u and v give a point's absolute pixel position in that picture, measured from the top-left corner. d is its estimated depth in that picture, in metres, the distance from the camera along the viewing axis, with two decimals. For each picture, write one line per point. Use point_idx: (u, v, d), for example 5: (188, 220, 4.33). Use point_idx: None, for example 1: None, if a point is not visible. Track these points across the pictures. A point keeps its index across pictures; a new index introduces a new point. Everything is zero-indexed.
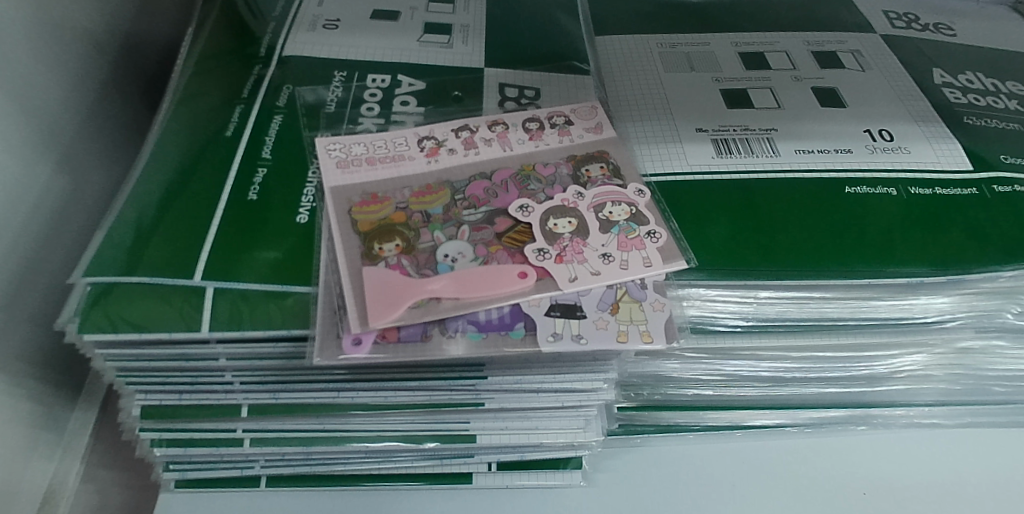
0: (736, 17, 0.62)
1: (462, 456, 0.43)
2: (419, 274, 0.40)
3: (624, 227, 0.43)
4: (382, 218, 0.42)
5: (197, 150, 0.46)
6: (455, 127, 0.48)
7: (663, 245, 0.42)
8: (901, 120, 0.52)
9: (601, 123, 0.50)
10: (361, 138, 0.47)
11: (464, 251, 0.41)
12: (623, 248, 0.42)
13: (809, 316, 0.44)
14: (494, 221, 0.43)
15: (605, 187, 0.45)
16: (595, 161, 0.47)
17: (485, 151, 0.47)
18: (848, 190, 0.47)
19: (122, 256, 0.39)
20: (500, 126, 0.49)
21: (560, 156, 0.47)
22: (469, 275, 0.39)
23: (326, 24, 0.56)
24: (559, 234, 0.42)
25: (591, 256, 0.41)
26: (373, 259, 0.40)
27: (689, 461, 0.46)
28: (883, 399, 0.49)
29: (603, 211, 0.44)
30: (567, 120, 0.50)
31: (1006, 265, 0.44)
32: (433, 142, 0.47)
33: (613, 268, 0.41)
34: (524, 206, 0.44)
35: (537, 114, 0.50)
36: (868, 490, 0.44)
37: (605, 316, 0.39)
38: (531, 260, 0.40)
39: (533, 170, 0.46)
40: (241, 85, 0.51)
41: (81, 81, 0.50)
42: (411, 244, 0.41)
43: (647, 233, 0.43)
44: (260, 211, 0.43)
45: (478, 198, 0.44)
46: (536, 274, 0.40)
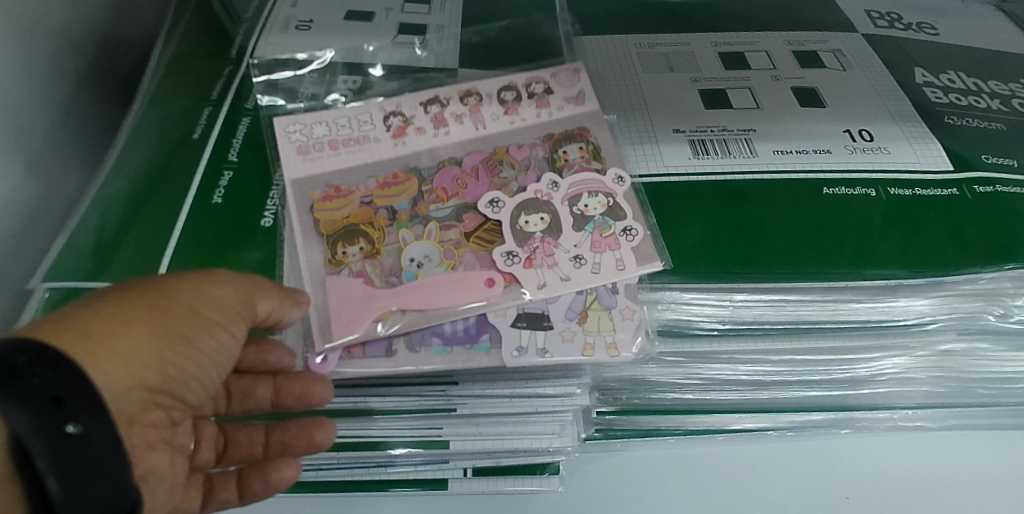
0: (717, 17, 0.61)
1: (434, 462, 0.43)
2: (384, 283, 0.40)
3: (599, 224, 0.43)
4: (345, 216, 0.42)
5: (165, 155, 0.46)
6: (423, 101, 0.48)
7: (638, 245, 0.42)
8: (882, 120, 0.51)
9: (582, 91, 0.49)
10: (322, 117, 0.46)
11: (430, 255, 0.41)
12: (596, 249, 0.42)
13: (786, 319, 0.43)
14: (463, 218, 0.43)
15: (582, 175, 0.45)
16: (574, 140, 0.47)
17: (456, 130, 0.47)
18: (826, 191, 0.47)
19: (85, 265, 0.39)
20: (472, 97, 0.48)
21: (536, 135, 0.47)
22: (432, 284, 0.40)
23: (298, 24, 0.55)
24: (530, 233, 0.42)
25: (560, 259, 0.41)
26: (336, 265, 0.40)
27: (668, 466, 0.45)
28: (866, 402, 0.48)
29: (578, 204, 0.44)
30: (546, 88, 0.49)
31: (986, 267, 0.44)
32: (400, 120, 0.47)
33: (583, 273, 0.41)
34: (495, 201, 0.43)
35: (514, 82, 0.49)
36: (851, 494, 0.44)
37: (572, 326, 0.40)
38: (499, 266, 0.41)
39: (506, 153, 0.46)
40: (210, 88, 0.50)
41: (54, 83, 0.50)
42: (374, 246, 0.41)
43: (623, 231, 0.43)
44: (223, 215, 0.42)
45: (447, 189, 0.44)
46: (504, 280, 0.40)
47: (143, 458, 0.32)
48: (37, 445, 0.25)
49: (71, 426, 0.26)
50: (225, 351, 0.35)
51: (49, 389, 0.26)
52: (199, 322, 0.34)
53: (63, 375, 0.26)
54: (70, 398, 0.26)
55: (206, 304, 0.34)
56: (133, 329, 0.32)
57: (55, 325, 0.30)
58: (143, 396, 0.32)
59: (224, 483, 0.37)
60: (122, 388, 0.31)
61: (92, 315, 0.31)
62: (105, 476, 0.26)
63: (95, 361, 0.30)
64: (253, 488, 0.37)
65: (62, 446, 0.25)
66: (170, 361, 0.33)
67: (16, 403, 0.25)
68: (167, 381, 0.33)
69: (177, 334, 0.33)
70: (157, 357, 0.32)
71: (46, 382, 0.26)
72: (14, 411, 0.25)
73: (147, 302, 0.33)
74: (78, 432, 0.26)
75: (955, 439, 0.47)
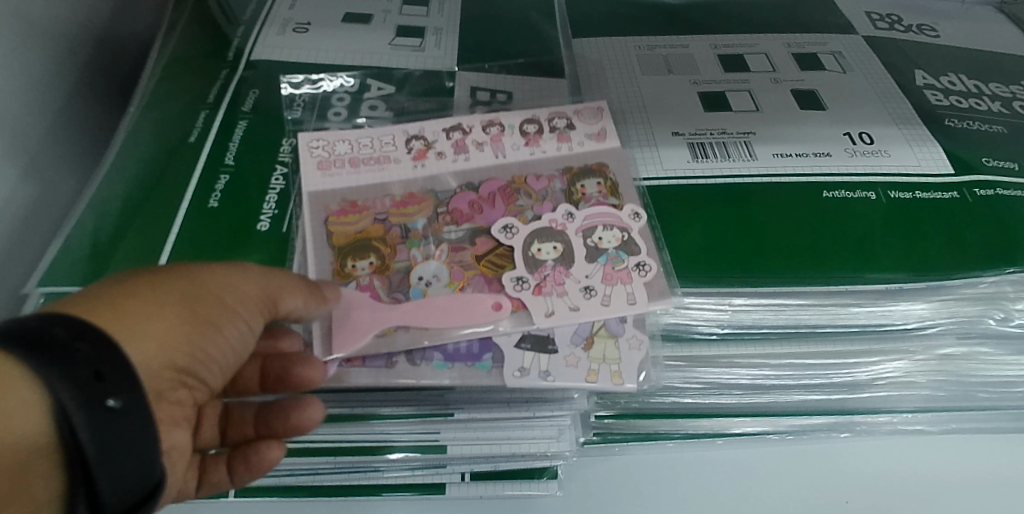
0: (717, 19, 0.61)
1: (433, 466, 0.42)
2: (389, 298, 0.40)
3: (612, 256, 0.42)
4: (358, 230, 0.42)
5: (162, 158, 0.45)
6: (446, 126, 0.47)
7: (651, 281, 0.41)
8: (882, 123, 0.51)
9: (605, 130, 0.48)
10: (346, 135, 0.46)
11: (439, 275, 0.41)
12: (607, 282, 0.41)
13: (786, 323, 0.43)
14: (475, 241, 0.43)
15: (597, 208, 0.44)
16: (591, 175, 0.46)
17: (476, 156, 0.46)
18: (826, 195, 0.47)
19: (80, 268, 0.39)
20: (494, 127, 0.48)
21: (556, 166, 0.47)
22: (437, 303, 0.40)
23: (297, 28, 0.55)
24: (542, 261, 0.42)
25: (570, 288, 0.41)
26: (344, 278, 0.41)
27: (666, 470, 0.44)
28: (867, 406, 0.47)
29: (592, 236, 0.43)
30: (569, 123, 0.49)
31: (987, 271, 0.43)
32: (422, 144, 0.46)
33: (593, 304, 0.40)
34: (508, 227, 0.43)
35: (539, 116, 0.49)
36: (850, 499, 0.43)
37: (577, 352, 0.40)
38: (507, 291, 0.41)
39: (524, 183, 0.46)
40: (208, 91, 0.50)
41: (51, 85, 0.49)
42: (385, 261, 0.41)
43: (636, 265, 0.42)
44: (220, 219, 0.42)
45: (461, 211, 0.44)
46: (512, 306, 0.40)
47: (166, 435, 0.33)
48: (78, 419, 0.24)
49: (112, 400, 0.25)
50: (246, 337, 0.35)
51: (92, 363, 0.25)
52: (222, 309, 0.33)
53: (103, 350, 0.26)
54: (110, 373, 0.26)
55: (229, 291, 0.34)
56: (161, 314, 0.31)
57: (93, 299, 0.30)
58: (170, 377, 0.32)
59: (215, 466, 0.36)
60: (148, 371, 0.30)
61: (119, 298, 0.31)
62: (142, 451, 0.26)
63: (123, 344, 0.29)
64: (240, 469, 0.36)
65: (103, 421, 0.25)
66: (194, 347, 0.32)
67: (59, 372, 0.24)
68: (194, 364, 0.33)
69: (202, 320, 0.32)
70: (187, 341, 0.32)
71: (88, 356, 0.25)
72: (58, 383, 0.24)
73: (171, 287, 0.32)
74: (117, 407, 0.25)
75: (955, 443, 0.46)
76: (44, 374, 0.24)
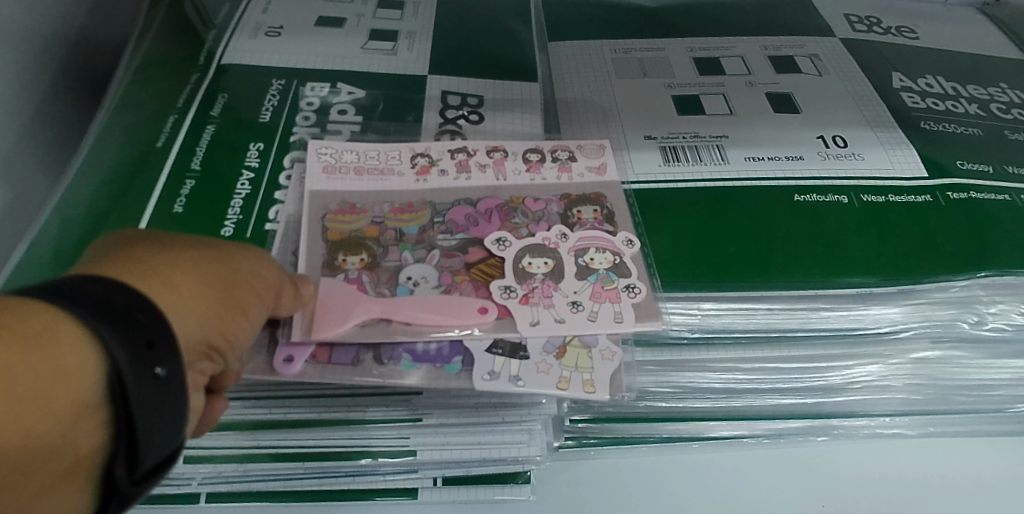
0: (696, 22, 0.61)
1: (404, 471, 0.41)
2: (375, 292, 0.39)
3: (602, 277, 0.41)
4: (354, 229, 0.42)
5: (131, 164, 0.45)
6: (451, 148, 0.48)
7: (640, 302, 0.40)
8: (856, 126, 0.51)
9: (605, 164, 0.48)
10: (353, 146, 0.47)
11: (428, 276, 0.41)
12: (596, 299, 0.40)
13: (756, 327, 0.43)
14: (467, 250, 0.42)
15: (592, 232, 0.44)
16: (589, 203, 0.45)
17: (477, 177, 0.46)
18: (798, 198, 0.47)
19: (46, 275, 0.39)
20: (498, 153, 0.48)
21: (555, 193, 0.46)
22: (426, 301, 0.39)
23: (269, 31, 0.55)
24: (532, 274, 0.41)
25: (559, 300, 0.40)
26: (333, 270, 0.40)
27: (639, 475, 0.43)
28: (844, 409, 0.45)
29: (583, 257, 0.42)
30: (571, 156, 0.48)
31: (958, 275, 0.43)
32: (426, 161, 0.47)
33: (579, 318, 0.39)
34: (502, 241, 0.43)
35: (540, 146, 0.49)
36: (827, 502, 0.41)
37: (549, 359, 0.38)
38: (495, 297, 0.40)
39: (522, 203, 0.45)
40: (179, 95, 0.50)
41: (25, 89, 0.49)
42: (376, 259, 0.41)
43: (626, 287, 0.41)
44: (185, 225, 0.42)
45: (457, 225, 0.43)
46: (497, 311, 0.39)
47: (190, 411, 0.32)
48: (132, 386, 0.24)
49: (161, 369, 0.25)
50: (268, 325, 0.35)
51: (147, 332, 0.25)
52: (253, 291, 0.33)
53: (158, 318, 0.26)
54: (163, 342, 0.26)
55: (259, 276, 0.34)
56: (195, 288, 0.31)
57: (131, 267, 0.29)
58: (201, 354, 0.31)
59: None
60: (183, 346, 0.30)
61: (157, 266, 0.30)
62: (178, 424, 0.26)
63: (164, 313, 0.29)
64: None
65: (153, 387, 0.25)
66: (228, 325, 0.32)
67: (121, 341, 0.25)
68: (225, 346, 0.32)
69: (237, 300, 0.32)
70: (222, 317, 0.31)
71: (144, 323, 0.26)
72: (116, 348, 0.24)
73: (206, 264, 0.32)
74: (167, 377, 0.25)
75: (936, 446, 0.45)
76: (105, 338, 0.24)
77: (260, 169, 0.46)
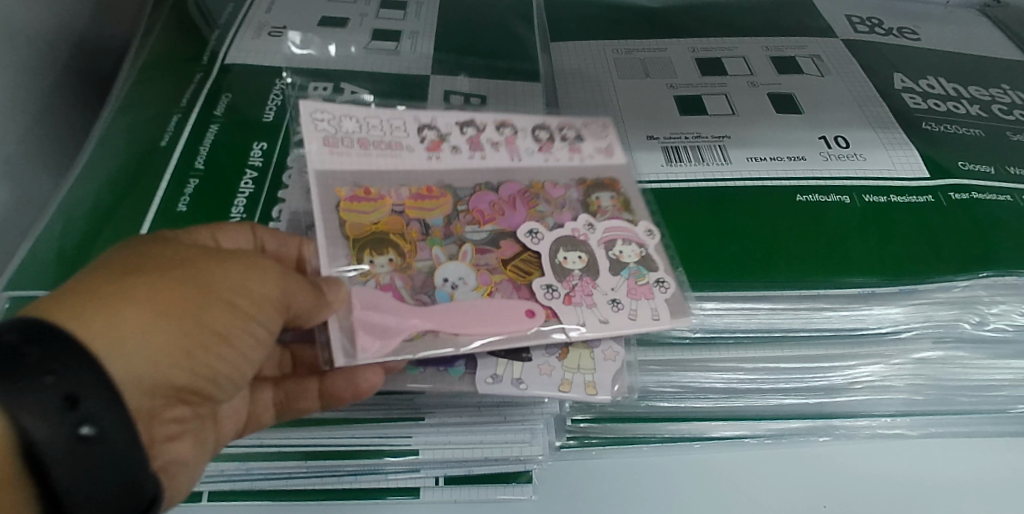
0: (698, 23, 0.61)
1: (407, 470, 0.41)
2: (414, 299, 0.39)
3: (633, 271, 0.42)
4: (375, 221, 0.41)
5: (135, 163, 0.46)
6: (460, 120, 0.46)
7: (672, 297, 0.41)
8: (858, 126, 0.51)
9: (612, 144, 0.48)
10: (353, 112, 0.45)
11: (465, 277, 0.40)
12: (633, 297, 0.41)
13: (759, 327, 0.43)
14: (500, 244, 0.42)
15: (614, 222, 0.44)
16: (604, 189, 0.46)
17: (492, 157, 0.46)
18: (800, 198, 0.47)
19: (50, 274, 0.39)
20: (508, 129, 0.47)
21: (570, 178, 0.46)
22: (467, 308, 0.39)
23: (272, 31, 0.55)
24: (569, 270, 0.41)
25: (599, 299, 0.40)
26: (364, 276, 0.39)
27: (640, 475, 0.43)
28: (845, 410, 0.45)
29: (613, 249, 0.43)
30: (579, 135, 0.48)
31: (960, 275, 0.43)
32: (433, 134, 0.45)
33: (621, 317, 0.40)
34: (534, 231, 0.42)
35: (548, 121, 0.48)
36: (828, 503, 0.42)
37: (551, 361, 0.39)
38: (539, 298, 0.40)
39: (542, 188, 0.45)
40: (182, 94, 0.50)
41: (30, 87, 0.50)
42: (405, 259, 0.40)
43: (657, 281, 0.41)
44: (188, 223, 0.42)
45: (482, 211, 0.43)
46: (544, 313, 0.39)
47: (164, 445, 0.32)
48: (46, 446, 0.24)
49: (87, 427, 0.25)
50: (258, 342, 0.34)
51: (63, 388, 0.25)
52: (229, 311, 0.32)
53: (84, 369, 0.25)
54: (87, 395, 0.25)
55: (240, 291, 0.33)
56: (144, 324, 0.29)
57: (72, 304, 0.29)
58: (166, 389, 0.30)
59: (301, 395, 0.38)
60: (142, 386, 0.29)
61: (105, 299, 0.29)
62: (118, 475, 0.26)
63: (111, 357, 0.28)
64: (335, 381, 0.37)
65: (76, 449, 0.25)
66: (196, 357, 0.31)
67: (30, 405, 0.24)
68: (195, 375, 0.31)
69: (207, 326, 0.31)
70: (181, 351, 0.30)
71: (59, 380, 0.25)
72: (28, 413, 0.24)
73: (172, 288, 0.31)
74: (94, 434, 0.25)
75: (937, 447, 0.45)
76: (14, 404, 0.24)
77: (263, 167, 0.46)
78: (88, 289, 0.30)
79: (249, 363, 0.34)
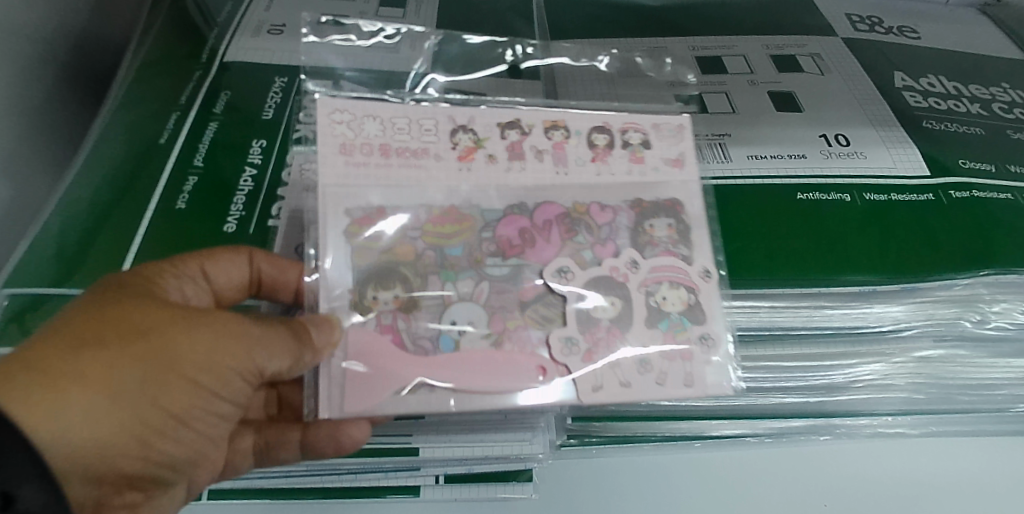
0: (697, 21, 0.61)
1: (408, 469, 0.41)
2: (413, 346, 0.38)
3: (674, 325, 0.40)
4: (383, 247, 0.39)
5: (133, 161, 0.46)
6: (502, 121, 0.41)
7: (711, 360, 0.39)
8: (858, 124, 0.51)
9: (684, 153, 0.43)
10: (378, 111, 0.40)
11: (474, 320, 0.39)
12: (667, 357, 0.39)
13: (760, 325, 0.43)
14: (523, 283, 0.40)
15: (665, 257, 0.41)
16: (663, 214, 0.42)
17: (532, 167, 0.41)
18: (801, 197, 0.47)
19: (48, 272, 0.40)
20: (559, 131, 0.42)
21: (624, 198, 0.42)
22: (471, 358, 0.38)
23: (271, 29, 0.55)
24: (597, 319, 0.39)
25: (624, 356, 0.39)
26: (363, 312, 0.38)
27: (640, 474, 0.43)
28: (844, 408, 0.45)
29: (656, 295, 0.40)
30: (644, 137, 0.43)
31: (960, 274, 0.43)
32: (469, 140, 0.41)
33: (646, 381, 0.39)
34: (563, 271, 0.40)
35: (610, 122, 0.43)
36: (830, 502, 0.42)
37: None
38: (555, 354, 0.38)
39: (586, 211, 0.41)
40: (181, 92, 0.50)
41: (27, 85, 0.49)
42: (411, 296, 0.38)
43: (700, 339, 0.40)
44: (186, 223, 0.42)
45: (510, 241, 0.40)
46: (558, 371, 0.38)
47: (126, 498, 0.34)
48: None
49: None
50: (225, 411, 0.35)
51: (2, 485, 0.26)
52: (180, 380, 0.32)
53: None
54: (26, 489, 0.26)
55: (204, 365, 0.33)
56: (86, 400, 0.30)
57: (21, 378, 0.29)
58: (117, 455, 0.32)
59: (281, 445, 0.38)
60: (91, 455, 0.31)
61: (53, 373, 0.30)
62: None
63: (54, 432, 0.30)
64: (318, 433, 0.38)
65: None
66: (153, 433, 0.32)
67: None
68: (146, 441, 0.32)
69: (153, 398, 0.32)
70: (129, 421, 0.31)
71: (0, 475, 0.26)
72: None
73: (133, 373, 0.31)
74: None
75: (936, 446, 0.45)
76: None
77: (263, 166, 0.46)
78: (42, 361, 0.30)
79: (210, 422, 0.35)
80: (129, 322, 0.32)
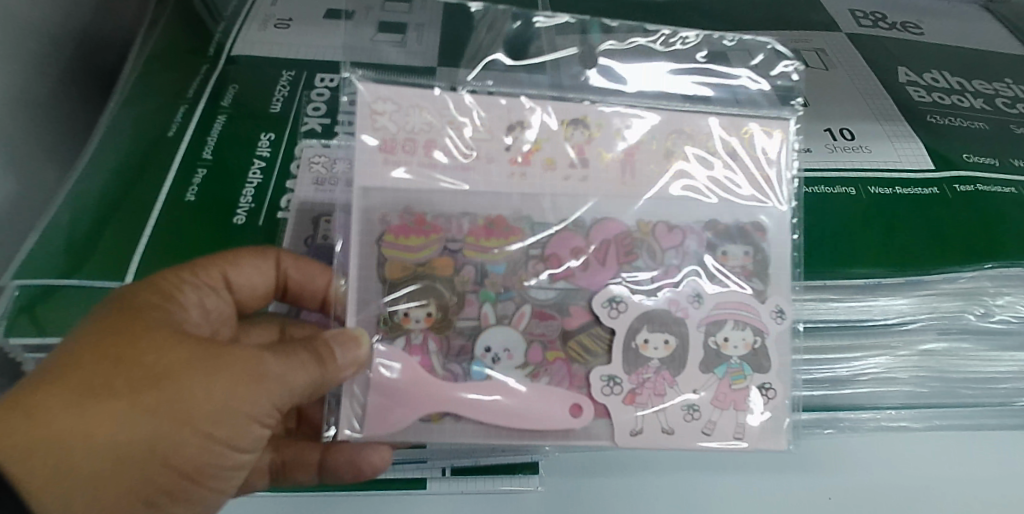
0: (701, 15, 0.61)
1: (414, 460, 0.42)
2: (442, 369, 0.38)
3: (733, 370, 0.39)
4: (420, 262, 0.38)
5: (139, 153, 0.46)
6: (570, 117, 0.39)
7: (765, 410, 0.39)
8: (863, 118, 0.51)
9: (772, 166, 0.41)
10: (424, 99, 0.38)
11: (511, 350, 0.38)
12: (719, 406, 0.39)
13: None
14: (569, 311, 0.39)
15: (735, 294, 0.40)
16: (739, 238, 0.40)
17: (595, 178, 0.39)
18: (807, 190, 0.47)
19: (56, 263, 0.40)
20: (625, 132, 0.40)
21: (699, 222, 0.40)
22: (504, 388, 0.37)
23: (277, 23, 0.55)
24: (647, 358, 0.38)
25: (670, 403, 0.38)
26: (394, 331, 0.38)
27: (644, 467, 0.43)
28: (848, 400, 0.44)
29: (716, 337, 0.39)
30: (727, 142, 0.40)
31: (964, 267, 0.44)
32: (524, 143, 0.39)
33: (689, 428, 0.38)
34: (617, 303, 0.39)
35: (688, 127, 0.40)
36: (834, 495, 0.42)
37: None
38: (597, 394, 0.38)
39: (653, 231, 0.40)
40: (187, 86, 0.50)
41: (33, 78, 0.50)
42: (445, 317, 0.38)
43: (760, 387, 0.39)
44: (195, 215, 0.43)
45: (559, 258, 0.39)
46: (593, 411, 0.38)
47: None
48: None
49: None
50: (240, 460, 0.34)
51: None
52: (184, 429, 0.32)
53: None
54: None
55: (209, 413, 0.32)
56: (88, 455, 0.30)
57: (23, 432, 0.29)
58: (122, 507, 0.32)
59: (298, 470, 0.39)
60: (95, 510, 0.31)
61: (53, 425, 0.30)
62: None
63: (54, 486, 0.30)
64: (339, 457, 0.38)
65: None
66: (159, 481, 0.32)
67: None
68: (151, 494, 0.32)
69: (155, 450, 0.31)
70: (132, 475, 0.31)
71: None
72: None
73: (142, 424, 0.31)
74: None
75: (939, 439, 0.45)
76: None
77: (271, 157, 0.46)
78: (46, 409, 0.30)
79: (219, 472, 0.34)
80: (144, 366, 0.32)
